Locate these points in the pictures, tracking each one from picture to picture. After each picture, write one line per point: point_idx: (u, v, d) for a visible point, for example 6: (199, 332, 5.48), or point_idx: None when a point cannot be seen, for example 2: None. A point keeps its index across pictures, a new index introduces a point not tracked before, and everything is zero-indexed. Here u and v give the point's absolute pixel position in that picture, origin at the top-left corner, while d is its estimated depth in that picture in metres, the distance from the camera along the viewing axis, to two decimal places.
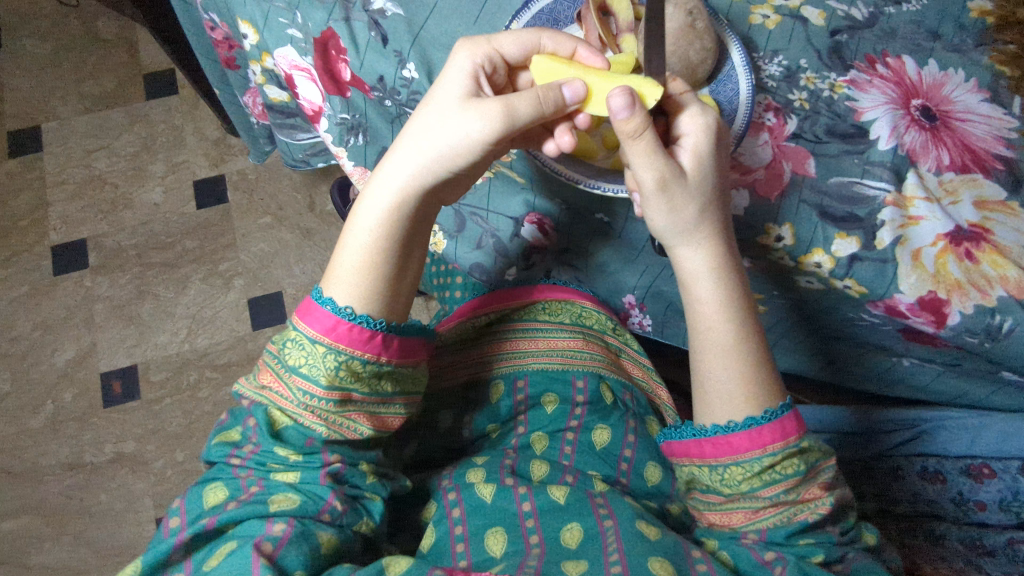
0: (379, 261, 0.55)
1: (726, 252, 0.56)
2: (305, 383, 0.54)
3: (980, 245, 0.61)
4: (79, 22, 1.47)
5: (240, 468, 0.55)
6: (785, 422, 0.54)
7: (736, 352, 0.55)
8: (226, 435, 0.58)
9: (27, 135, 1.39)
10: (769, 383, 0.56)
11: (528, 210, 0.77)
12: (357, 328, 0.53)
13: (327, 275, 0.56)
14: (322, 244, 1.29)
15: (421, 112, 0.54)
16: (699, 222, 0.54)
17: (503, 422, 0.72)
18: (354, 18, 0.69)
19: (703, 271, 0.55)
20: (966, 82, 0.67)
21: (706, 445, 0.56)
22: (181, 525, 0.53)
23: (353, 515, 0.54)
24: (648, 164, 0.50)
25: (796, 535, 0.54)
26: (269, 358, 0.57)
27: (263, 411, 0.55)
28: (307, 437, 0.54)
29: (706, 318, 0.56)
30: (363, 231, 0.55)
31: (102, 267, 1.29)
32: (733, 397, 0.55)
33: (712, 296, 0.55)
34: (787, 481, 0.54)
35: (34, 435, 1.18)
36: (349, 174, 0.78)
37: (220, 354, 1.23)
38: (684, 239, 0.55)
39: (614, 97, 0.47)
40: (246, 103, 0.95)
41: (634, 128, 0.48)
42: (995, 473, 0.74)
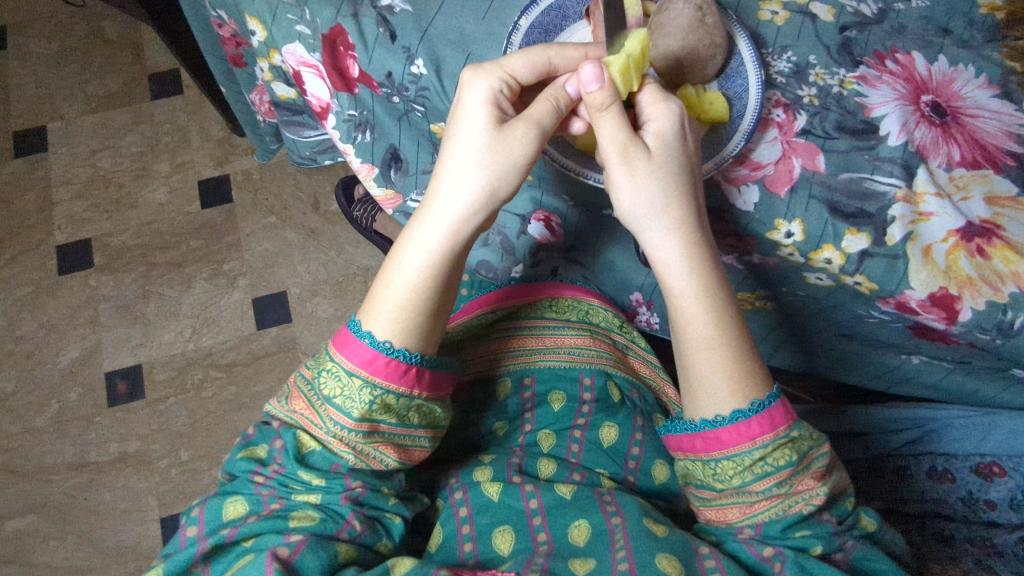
0: (425, 293, 0.54)
1: (700, 240, 0.54)
2: (338, 415, 0.54)
3: (991, 240, 0.61)
4: (86, 22, 1.48)
5: (262, 486, 0.55)
6: (773, 413, 0.53)
7: (717, 345, 0.54)
8: (251, 450, 0.57)
9: (33, 135, 1.40)
10: (754, 374, 0.54)
11: (535, 207, 0.77)
12: (394, 362, 0.54)
13: (366, 309, 0.55)
14: (326, 243, 1.29)
15: (451, 147, 0.53)
16: (665, 206, 0.53)
17: (510, 420, 0.71)
18: (362, 14, 0.69)
19: (674, 262, 0.54)
20: (976, 78, 0.66)
21: (698, 440, 0.55)
22: (199, 535, 0.53)
23: (372, 536, 0.54)
24: (614, 137, 0.52)
25: (792, 528, 0.53)
26: (301, 383, 0.56)
27: (291, 434, 0.55)
28: (332, 462, 0.54)
29: (687, 314, 0.54)
30: (409, 270, 0.54)
31: (107, 266, 1.29)
32: (716, 392, 0.54)
33: (685, 286, 0.54)
34: (779, 473, 0.53)
35: (39, 434, 1.18)
36: (356, 171, 0.80)
37: (225, 354, 1.23)
38: (651, 225, 0.54)
39: (586, 68, 0.51)
40: (254, 101, 0.96)
41: (602, 100, 0.52)
42: (1006, 472, 0.73)
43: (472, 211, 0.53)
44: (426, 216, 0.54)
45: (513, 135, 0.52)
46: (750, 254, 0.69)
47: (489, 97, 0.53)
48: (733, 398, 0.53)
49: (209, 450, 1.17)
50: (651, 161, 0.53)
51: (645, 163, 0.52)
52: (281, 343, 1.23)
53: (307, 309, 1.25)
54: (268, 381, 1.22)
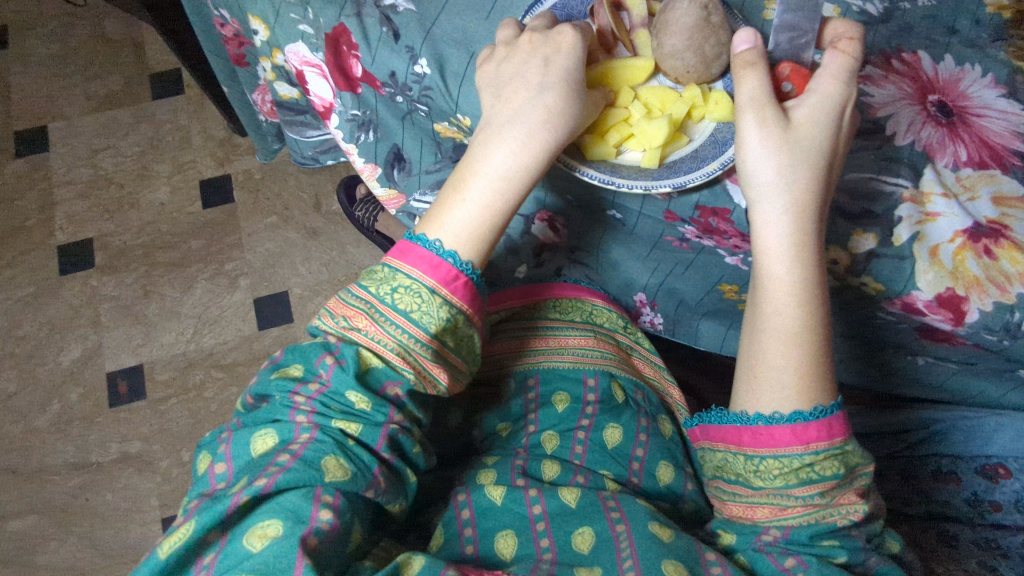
0: (491, 218, 0.57)
1: (813, 228, 0.55)
2: (412, 326, 0.53)
3: (999, 241, 0.60)
4: (87, 22, 1.48)
5: (298, 411, 0.51)
6: (832, 422, 0.53)
7: (800, 330, 0.54)
8: (285, 371, 0.53)
9: (34, 135, 1.39)
10: (821, 380, 0.54)
11: (538, 207, 0.77)
12: (469, 282, 0.55)
13: (432, 220, 0.57)
14: (328, 243, 1.29)
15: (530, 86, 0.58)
16: (794, 184, 0.54)
17: (513, 421, 0.70)
18: (365, 13, 0.69)
19: (778, 241, 0.55)
20: (982, 78, 0.66)
21: (747, 433, 0.55)
22: (226, 473, 0.50)
23: (389, 495, 0.52)
24: (751, 91, 0.55)
25: (820, 536, 0.53)
26: (357, 299, 0.54)
27: (352, 350, 0.52)
28: (392, 381, 0.53)
29: (774, 295, 0.54)
30: (480, 191, 0.56)
31: (108, 266, 1.29)
32: (784, 386, 0.54)
33: (781, 268, 0.54)
34: (823, 483, 0.53)
35: (40, 434, 1.18)
36: (360, 171, 0.81)
37: (226, 353, 1.22)
38: (768, 200, 0.55)
39: (743, 32, 0.56)
40: (256, 100, 0.95)
41: (751, 56, 0.56)
42: (1012, 473, 0.73)
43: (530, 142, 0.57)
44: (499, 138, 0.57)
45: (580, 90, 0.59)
46: None
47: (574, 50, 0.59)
48: (798, 397, 0.53)
49: None
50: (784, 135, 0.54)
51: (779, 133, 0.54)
52: (283, 343, 1.23)
53: (308, 309, 1.25)
54: None
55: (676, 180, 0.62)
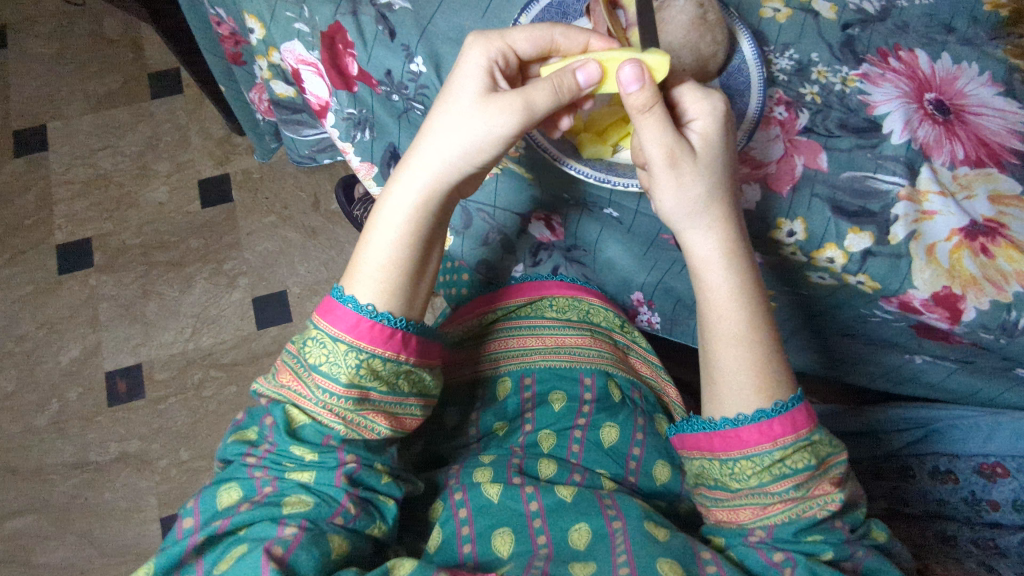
0: (406, 258, 0.55)
1: (737, 236, 0.55)
2: (326, 382, 0.53)
3: (995, 240, 0.60)
4: (86, 21, 1.48)
5: (255, 468, 0.54)
6: (795, 415, 0.53)
7: (744, 337, 0.54)
8: (243, 434, 0.57)
9: (33, 135, 1.39)
10: (778, 372, 0.54)
11: (534, 207, 0.77)
12: (379, 325, 0.54)
13: (350, 273, 0.56)
14: (326, 243, 1.29)
15: (441, 110, 0.54)
16: (709, 204, 0.54)
17: (510, 420, 0.71)
18: (361, 11, 0.69)
19: (713, 258, 0.55)
20: (979, 76, 0.66)
21: (716, 439, 0.55)
22: (195, 526, 0.52)
23: (366, 519, 0.54)
24: (658, 141, 0.50)
25: (803, 532, 0.53)
26: (289, 358, 0.56)
27: (281, 408, 0.54)
28: (324, 436, 0.54)
29: (717, 305, 0.55)
30: (390, 228, 0.55)
31: (107, 266, 1.28)
32: (741, 388, 0.54)
33: (722, 280, 0.55)
34: (796, 476, 0.52)
35: (39, 433, 1.18)
36: (355, 170, 0.80)
37: (225, 353, 1.22)
38: (692, 223, 0.54)
39: (626, 69, 0.48)
40: (253, 99, 0.95)
41: (645, 102, 0.48)
42: (1010, 472, 0.72)
43: (446, 174, 0.54)
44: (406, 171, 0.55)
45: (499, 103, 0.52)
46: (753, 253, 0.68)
47: (486, 66, 0.53)
48: (756, 396, 0.54)
49: (209, 450, 1.16)
50: (694, 163, 0.52)
51: (692, 167, 0.52)
52: (281, 343, 1.23)
53: (307, 308, 1.25)
54: None
55: None
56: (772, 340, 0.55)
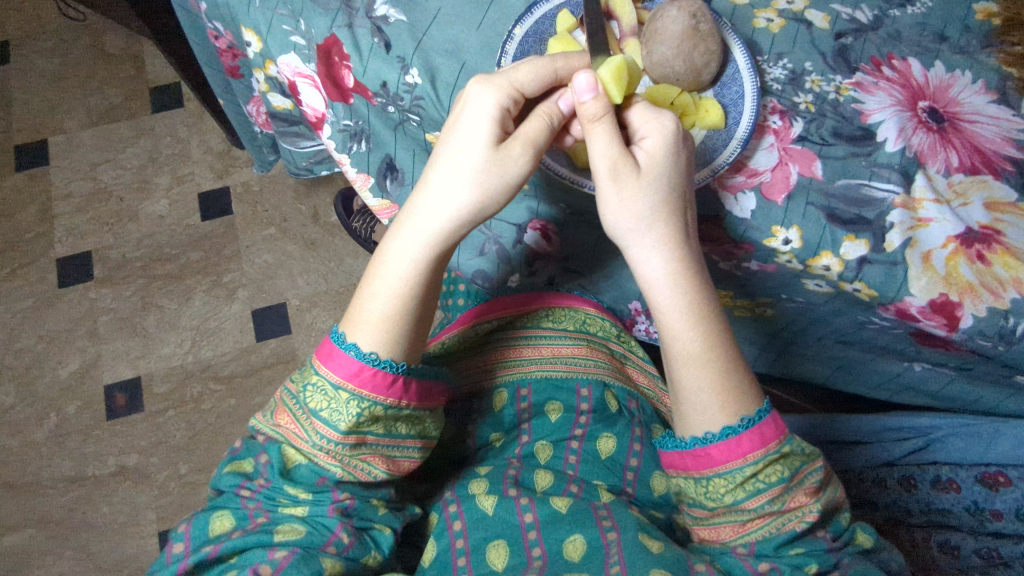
0: (404, 309, 0.55)
1: (687, 256, 0.54)
2: (325, 428, 0.53)
3: (991, 246, 0.60)
4: (87, 37, 1.49)
5: (249, 500, 0.54)
6: (763, 429, 0.53)
7: (703, 362, 0.54)
8: (238, 464, 0.56)
9: (34, 149, 1.40)
10: (743, 391, 0.54)
11: (532, 216, 0.75)
12: (380, 372, 0.53)
13: (350, 319, 0.55)
14: (325, 255, 1.29)
15: (442, 156, 0.52)
16: (653, 221, 0.53)
17: (506, 431, 0.71)
18: (356, 24, 0.69)
19: (660, 278, 0.54)
20: (973, 84, 0.66)
21: (688, 457, 0.55)
22: (185, 552, 0.52)
23: (360, 548, 0.53)
24: (605, 153, 0.51)
25: (785, 546, 0.53)
26: (287, 398, 0.56)
27: (276, 449, 0.55)
28: (319, 476, 0.54)
29: (671, 326, 0.54)
30: (393, 279, 0.54)
31: (107, 279, 1.29)
32: (704, 408, 0.54)
33: (673, 298, 0.54)
34: (770, 490, 0.52)
35: (36, 448, 1.18)
36: (352, 181, 0.79)
37: (224, 365, 1.22)
38: (636, 239, 0.53)
39: (580, 77, 0.50)
40: (251, 112, 0.96)
41: (595, 111, 0.50)
42: (1011, 481, 0.72)
43: (457, 225, 0.54)
44: (409, 223, 0.54)
45: (508, 155, 0.52)
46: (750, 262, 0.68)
47: (495, 110, 0.51)
48: (724, 415, 0.53)
49: (208, 463, 1.16)
50: (639, 183, 0.51)
51: (637, 186, 0.51)
52: (280, 355, 1.23)
53: (306, 320, 1.25)
54: (268, 392, 1.21)
55: None
56: (731, 360, 0.54)
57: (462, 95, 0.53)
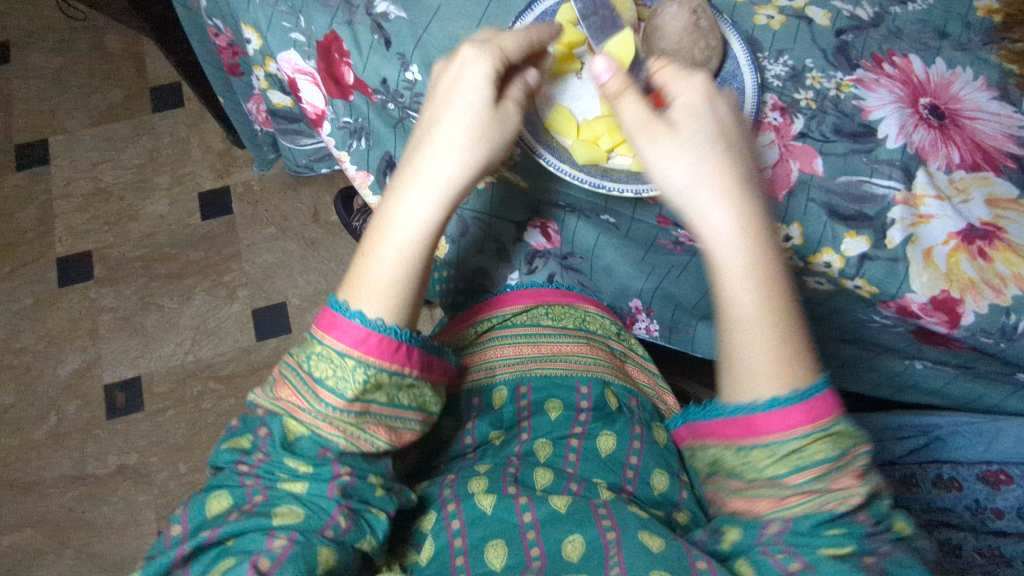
0: (410, 273, 0.54)
1: (749, 212, 0.51)
2: (329, 396, 0.53)
3: (993, 243, 0.60)
4: (88, 37, 1.49)
5: (246, 477, 0.53)
6: (815, 400, 0.48)
7: (759, 324, 0.50)
8: (235, 441, 0.55)
9: (34, 148, 1.40)
10: (801, 361, 0.50)
11: (532, 214, 0.76)
12: (386, 339, 0.53)
13: (351, 289, 0.54)
14: (325, 254, 1.29)
15: (444, 118, 0.53)
16: (705, 174, 0.51)
17: (506, 429, 0.70)
18: (356, 21, 0.69)
19: (713, 234, 0.51)
20: (974, 81, 0.66)
21: (733, 424, 0.51)
22: (183, 535, 0.52)
23: (357, 533, 0.52)
24: (633, 119, 0.52)
25: (823, 527, 0.48)
26: (287, 372, 0.55)
27: (278, 422, 0.54)
28: (321, 448, 0.53)
29: (726, 286, 0.51)
30: (400, 242, 0.54)
31: (107, 278, 1.29)
32: (756, 375, 0.50)
33: (730, 252, 0.51)
34: (814, 467, 0.48)
35: (36, 447, 1.18)
36: (351, 178, 0.78)
37: (224, 365, 1.22)
38: (689, 193, 0.51)
39: (597, 61, 0.52)
40: (251, 110, 0.97)
41: (617, 88, 0.52)
42: (1012, 479, 0.73)
43: (461, 185, 0.55)
44: (412, 186, 0.54)
45: (504, 114, 0.55)
46: None
47: (490, 72, 0.54)
48: (773, 384, 0.49)
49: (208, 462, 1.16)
50: (674, 133, 0.51)
51: (670, 135, 0.51)
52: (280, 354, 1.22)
53: (306, 320, 1.25)
54: None
55: None
56: (787, 327, 0.51)
57: (455, 60, 0.54)
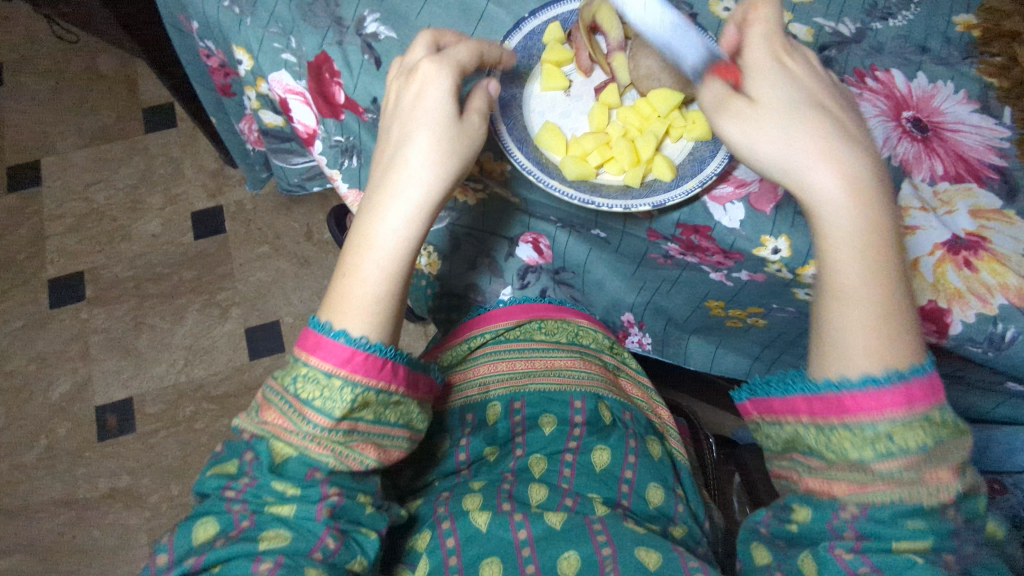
0: (392, 286, 0.55)
1: (868, 194, 0.48)
2: (316, 416, 0.52)
3: (978, 253, 0.61)
4: (81, 59, 1.50)
5: (234, 502, 0.53)
6: (912, 385, 0.46)
7: (865, 304, 0.48)
8: (221, 466, 0.55)
9: (27, 170, 1.40)
10: (902, 346, 0.48)
11: (526, 229, 0.76)
12: (372, 356, 0.54)
13: (334, 307, 0.55)
14: (319, 272, 1.29)
15: (414, 134, 0.54)
16: (826, 150, 0.48)
17: (501, 444, 0.70)
18: (347, 41, 0.70)
19: (825, 208, 0.48)
20: (955, 94, 0.67)
21: (816, 401, 0.50)
22: (168, 563, 0.50)
23: (346, 553, 0.52)
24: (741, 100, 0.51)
25: (903, 519, 0.46)
26: (272, 395, 0.55)
27: (265, 445, 0.53)
28: (309, 469, 0.53)
29: (832, 264, 0.49)
30: (381, 257, 0.54)
31: (99, 298, 1.28)
32: (853, 353, 0.48)
33: (840, 221, 0.48)
34: (906, 456, 0.46)
35: (26, 470, 1.16)
36: (343, 197, 0.79)
37: (217, 385, 1.21)
38: (805, 169, 0.48)
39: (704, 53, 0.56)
40: (244, 129, 0.97)
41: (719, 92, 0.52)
42: (1006, 488, 0.71)
43: (436, 199, 0.55)
44: (389, 201, 0.54)
45: (469, 127, 0.56)
46: (740, 271, 0.67)
47: (451, 85, 0.54)
48: (871, 363, 0.47)
49: None
50: (756, 107, 0.50)
51: (780, 117, 0.49)
52: None
53: None
54: None
55: (655, 198, 0.62)
56: (890, 316, 0.48)
57: (417, 76, 0.55)
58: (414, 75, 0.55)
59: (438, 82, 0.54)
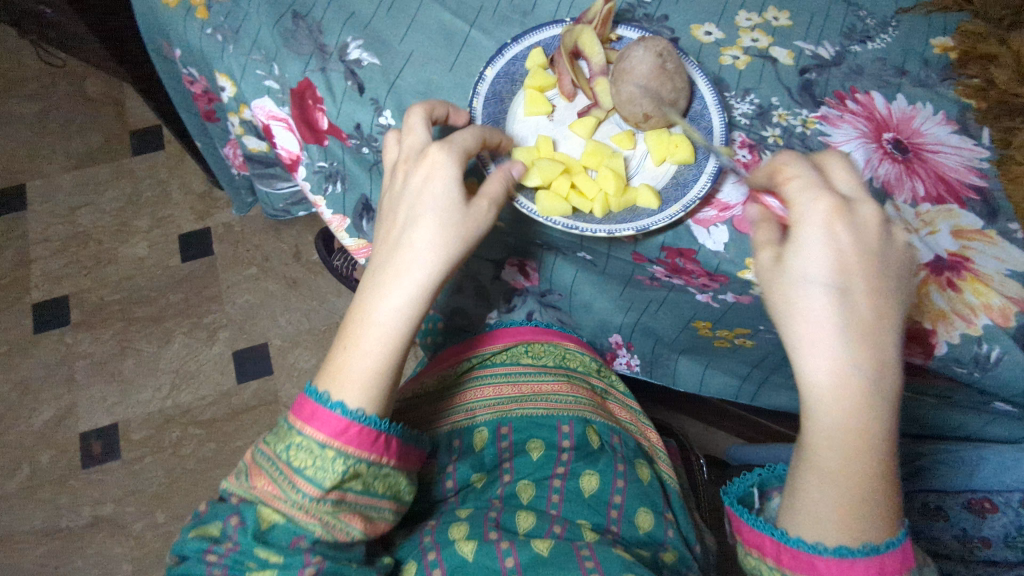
0: (393, 366, 0.53)
1: (870, 377, 0.43)
2: (307, 485, 0.52)
3: (961, 273, 0.61)
4: (68, 83, 1.50)
5: (214, 566, 0.52)
6: (885, 560, 0.46)
7: (843, 482, 0.45)
8: (203, 528, 0.53)
9: (11, 194, 1.39)
10: (875, 520, 0.46)
11: (509, 253, 0.75)
12: (367, 429, 0.53)
13: (335, 380, 0.53)
14: (308, 293, 1.28)
15: (422, 215, 0.52)
16: (844, 334, 0.42)
17: (488, 471, 0.69)
18: (330, 68, 0.70)
19: (822, 390, 0.44)
20: (934, 115, 0.68)
21: (784, 552, 0.49)
22: None
23: None
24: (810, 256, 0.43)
25: None
26: (262, 459, 0.54)
27: (253, 510, 0.52)
28: (295, 537, 0.52)
29: (816, 433, 0.45)
30: (384, 337, 0.52)
31: (84, 323, 1.27)
32: (824, 519, 0.46)
33: (839, 405, 0.43)
34: None
35: (7, 500, 1.14)
36: (327, 222, 0.79)
37: (204, 410, 1.20)
38: (817, 347, 0.43)
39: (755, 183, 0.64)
40: (228, 154, 0.96)
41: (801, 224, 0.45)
42: (997, 507, 0.73)
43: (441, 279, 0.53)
44: (394, 281, 0.52)
45: (477, 212, 0.54)
46: (725, 293, 0.65)
47: (456, 172, 0.53)
48: (845, 536, 0.46)
49: (186, 510, 1.12)
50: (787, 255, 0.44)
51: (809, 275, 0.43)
52: (262, 396, 1.21)
53: (288, 360, 1.23)
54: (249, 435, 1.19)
55: (638, 223, 0.62)
56: (869, 487, 0.45)
57: (426, 159, 0.53)
58: (423, 159, 0.53)
59: (446, 167, 0.53)
